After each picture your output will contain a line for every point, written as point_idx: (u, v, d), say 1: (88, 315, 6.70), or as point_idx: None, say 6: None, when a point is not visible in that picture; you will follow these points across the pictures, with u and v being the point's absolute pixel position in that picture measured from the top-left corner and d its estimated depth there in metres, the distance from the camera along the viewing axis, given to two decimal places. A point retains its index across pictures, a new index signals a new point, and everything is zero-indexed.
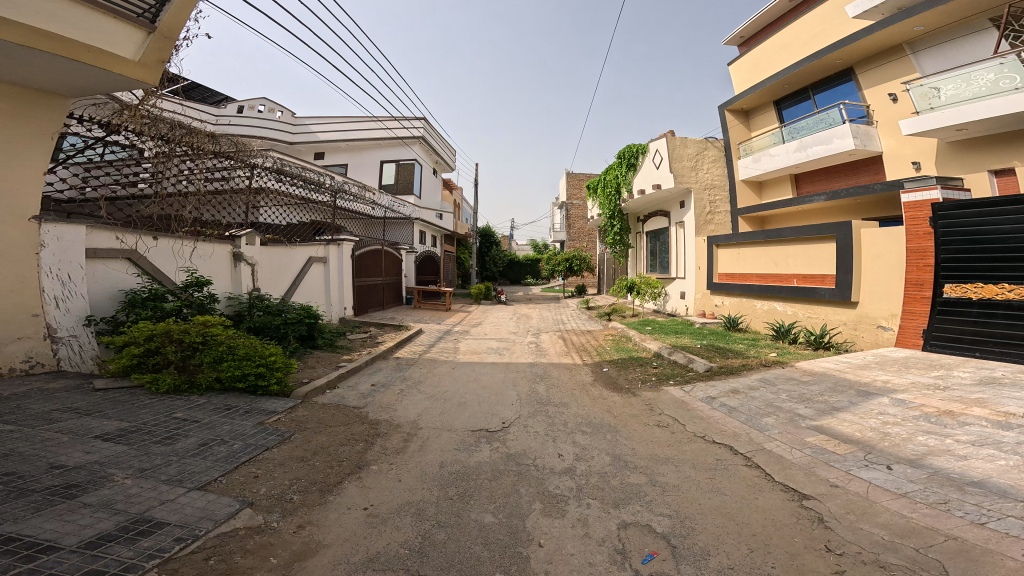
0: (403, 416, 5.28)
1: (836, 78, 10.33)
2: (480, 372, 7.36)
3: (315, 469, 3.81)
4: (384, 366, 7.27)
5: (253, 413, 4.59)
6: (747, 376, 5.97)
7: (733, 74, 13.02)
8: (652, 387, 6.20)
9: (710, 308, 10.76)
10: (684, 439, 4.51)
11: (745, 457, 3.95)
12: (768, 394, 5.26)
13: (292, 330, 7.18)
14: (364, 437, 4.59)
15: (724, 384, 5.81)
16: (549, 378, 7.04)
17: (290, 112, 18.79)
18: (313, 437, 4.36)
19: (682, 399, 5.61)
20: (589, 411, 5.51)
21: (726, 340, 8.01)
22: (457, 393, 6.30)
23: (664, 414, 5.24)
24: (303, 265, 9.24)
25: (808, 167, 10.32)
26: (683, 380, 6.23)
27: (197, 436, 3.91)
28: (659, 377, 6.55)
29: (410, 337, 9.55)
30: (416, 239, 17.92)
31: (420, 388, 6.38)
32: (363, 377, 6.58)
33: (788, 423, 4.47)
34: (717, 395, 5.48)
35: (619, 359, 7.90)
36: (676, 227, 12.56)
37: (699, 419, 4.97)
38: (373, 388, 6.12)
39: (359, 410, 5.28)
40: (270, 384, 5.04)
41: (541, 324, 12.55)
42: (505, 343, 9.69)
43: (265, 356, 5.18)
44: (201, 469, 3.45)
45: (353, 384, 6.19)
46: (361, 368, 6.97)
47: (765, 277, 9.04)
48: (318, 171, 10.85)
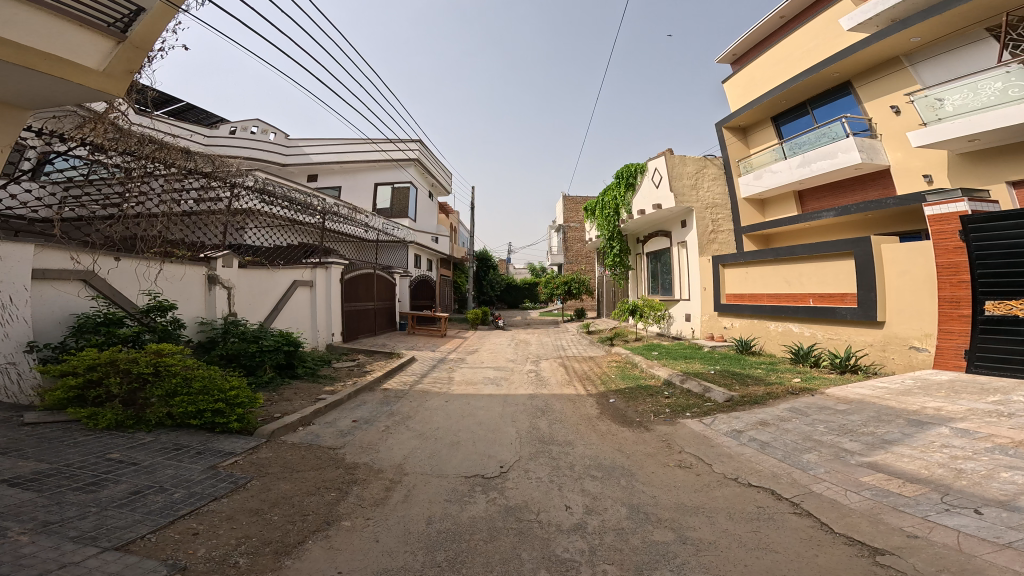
0: (386, 459, 4.60)
1: (834, 92, 10.33)
2: (476, 406, 6.68)
3: (272, 524, 3.11)
4: (369, 399, 6.59)
5: (206, 454, 3.92)
6: (773, 406, 5.34)
7: (727, 91, 13.14)
8: (667, 421, 5.55)
9: (719, 330, 10.20)
10: (713, 483, 3.85)
11: (791, 504, 3.30)
12: (803, 426, 4.64)
13: (268, 358, 6.63)
14: (338, 483, 3.89)
15: (749, 415, 5.17)
16: (551, 411, 6.38)
17: (284, 135, 18.74)
18: (274, 485, 3.67)
19: (703, 434, 4.96)
20: (599, 451, 4.83)
21: (741, 364, 7.43)
22: (450, 430, 5.61)
23: (686, 452, 4.58)
24: (287, 289, 8.70)
25: (813, 183, 10.10)
26: (701, 412, 5.59)
27: (130, 481, 3.23)
28: (673, 409, 5.90)
29: (400, 366, 8.88)
30: (410, 263, 17.51)
31: (408, 425, 5.69)
32: (344, 412, 5.88)
33: (835, 461, 3.85)
34: (744, 429, 4.84)
35: (626, 389, 7.25)
36: (678, 247, 12.19)
37: (727, 457, 4.31)
38: (354, 424, 5.45)
39: (336, 451, 4.60)
40: (230, 421, 4.38)
41: (540, 350, 11.90)
42: (503, 371, 9.04)
43: (227, 389, 4.54)
44: (125, 523, 2.76)
45: (332, 419, 5.51)
46: (343, 401, 6.29)
47: (777, 297, 8.57)
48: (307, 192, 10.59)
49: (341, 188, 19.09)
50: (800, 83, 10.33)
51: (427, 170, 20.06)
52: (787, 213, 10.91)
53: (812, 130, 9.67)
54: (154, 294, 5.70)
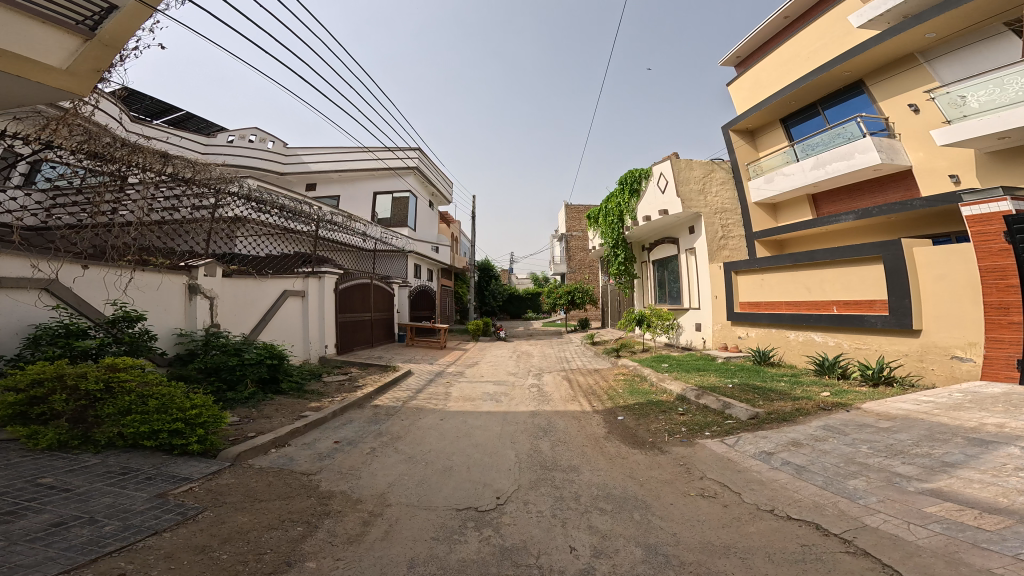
0: (367, 486, 4.08)
1: (846, 92, 9.95)
2: (473, 424, 6.16)
3: (219, 564, 2.59)
4: (356, 417, 6.08)
5: (156, 480, 3.43)
6: (804, 423, 4.78)
7: (732, 94, 12.80)
8: (684, 442, 4.99)
9: (733, 340, 9.64)
10: (745, 516, 3.30)
11: (843, 541, 2.77)
12: (842, 447, 4.08)
13: (250, 373, 6.17)
14: (307, 516, 3.38)
15: (777, 435, 4.62)
16: (555, 430, 5.84)
17: (282, 143, 18.64)
18: (230, 517, 3.16)
19: (726, 457, 4.41)
20: (610, 478, 4.29)
21: (761, 377, 6.86)
22: (444, 453, 5.08)
23: (708, 478, 4.04)
24: (276, 299, 8.31)
25: (828, 186, 9.64)
26: (722, 431, 5.03)
27: (55, 511, 2.75)
28: (690, 427, 5.34)
29: (394, 380, 8.37)
30: (410, 273, 17.15)
31: (398, 446, 5.18)
32: (326, 431, 5.38)
33: (888, 488, 3.31)
34: (774, 450, 4.29)
35: (636, 405, 6.68)
36: (686, 254, 11.71)
37: (758, 484, 3.77)
38: (336, 446, 4.94)
39: (311, 477, 4.09)
40: (189, 443, 3.90)
41: (543, 363, 11.35)
42: (503, 386, 8.51)
43: (188, 407, 4.08)
44: (31, 563, 2.28)
45: (311, 440, 5.01)
46: (327, 420, 5.79)
47: (796, 305, 8.03)
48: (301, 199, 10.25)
49: (339, 197, 18.89)
50: (809, 82, 9.96)
51: (427, 179, 19.84)
52: (802, 218, 10.42)
53: (825, 131, 9.26)
54: (121, 303, 5.24)
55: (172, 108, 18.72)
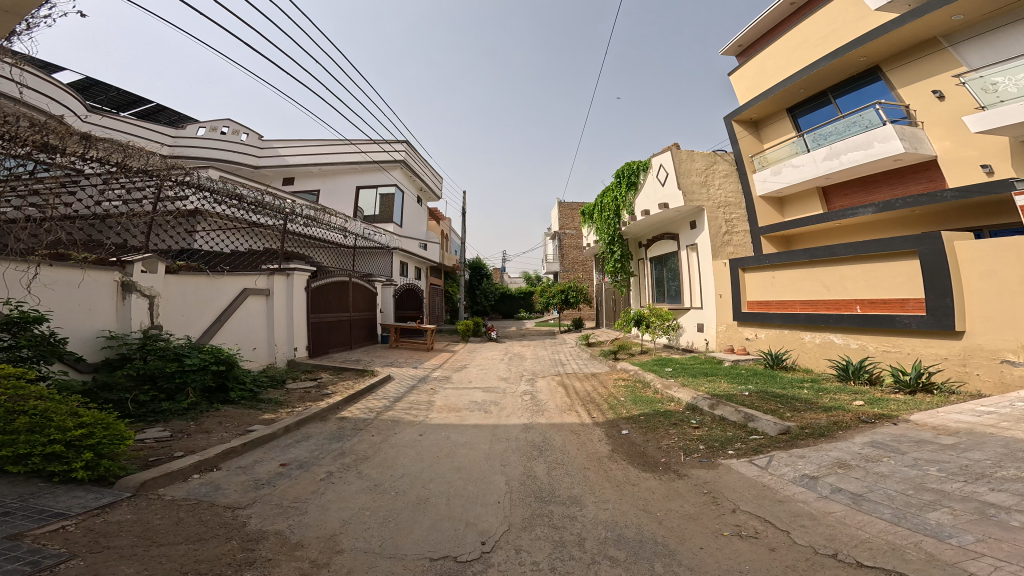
0: (314, 525, 3.25)
1: (860, 79, 9.42)
2: (459, 440, 5.36)
3: None
4: (317, 432, 5.23)
5: (14, 518, 2.61)
6: (848, 439, 4.10)
7: (734, 84, 12.15)
8: (704, 463, 4.26)
9: (740, 342, 8.99)
10: (802, 563, 2.56)
11: None
12: (905, 470, 3.41)
13: (191, 381, 5.52)
14: (220, 568, 2.55)
15: (817, 454, 3.93)
16: (554, 448, 5.09)
17: (257, 135, 17.55)
18: (108, 569, 2.38)
19: (759, 482, 3.70)
20: (625, 512, 3.54)
21: (778, 383, 6.18)
22: (422, 479, 4.28)
23: (742, 511, 3.31)
24: (233, 299, 7.57)
25: (840, 178, 9.08)
26: (748, 450, 4.32)
27: None
28: (709, 444, 4.62)
29: (371, 387, 7.50)
30: (394, 270, 16.27)
31: (369, 470, 4.37)
32: (274, 452, 4.52)
33: (984, 523, 2.64)
34: (821, 475, 3.59)
35: (642, 416, 5.94)
36: (687, 251, 11.04)
37: (809, 519, 3.05)
38: (281, 470, 4.11)
39: (237, 512, 3.25)
40: (70, 468, 3.03)
41: (536, 366, 10.58)
42: (492, 393, 7.71)
43: (78, 423, 3.23)
44: None
45: (251, 463, 4.17)
46: (278, 437, 4.94)
47: (813, 304, 7.43)
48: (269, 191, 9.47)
49: (319, 191, 17.88)
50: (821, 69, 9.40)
51: (414, 173, 18.95)
52: (812, 212, 9.81)
53: (837, 119, 8.74)
54: (17, 303, 4.47)
55: (140, 99, 17.56)
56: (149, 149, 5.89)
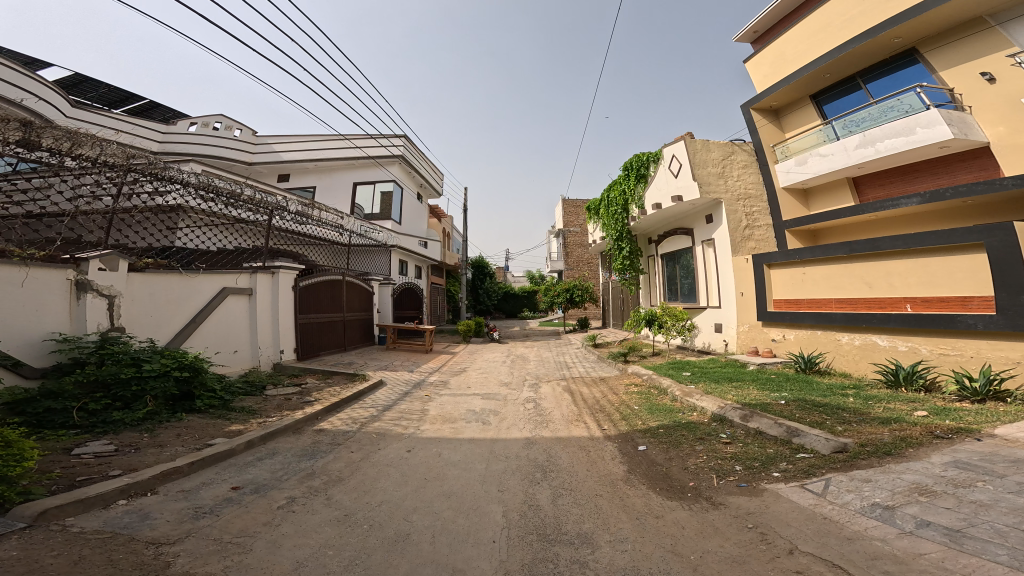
0: (260, 567, 2.60)
1: (895, 62, 8.68)
2: (457, 457, 4.72)
3: None
4: (286, 447, 4.59)
5: None
6: (924, 460, 3.43)
7: (750, 71, 11.29)
8: (744, 489, 3.55)
9: (765, 344, 8.24)
10: None
11: None
12: (1013, 502, 2.74)
13: (151, 388, 4.88)
14: None
15: (887, 478, 3.26)
16: (562, 468, 4.44)
17: (251, 131, 17.07)
18: None
19: (818, 514, 3.02)
20: (657, 551, 2.89)
21: (816, 391, 5.48)
22: (410, 507, 3.64)
23: (802, 552, 2.62)
24: (210, 299, 6.98)
25: (874, 167, 8.31)
26: (797, 472, 3.62)
27: None
28: (747, 465, 3.90)
29: (360, 394, 6.88)
30: (393, 270, 15.66)
31: (349, 494, 3.74)
32: (229, 473, 3.86)
33: None
34: (899, 505, 2.92)
35: (662, 429, 5.22)
36: (702, 246, 10.28)
37: (894, 564, 2.38)
38: (230, 495, 3.46)
39: (161, 550, 2.60)
40: None
41: (540, 369, 9.91)
42: (493, 400, 7.06)
43: None
44: None
45: (195, 486, 3.53)
46: (239, 454, 4.30)
47: (853, 304, 6.72)
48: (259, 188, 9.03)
49: (315, 188, 17.33)
50: (852, 49, 8.63)
51: (413, 169, 18.32)
52: (843, 204, 8.98)
53: (871, 104, 8.03)
54: None
55: (132, 96, 17.16)
56: (103, 137, 5.50)
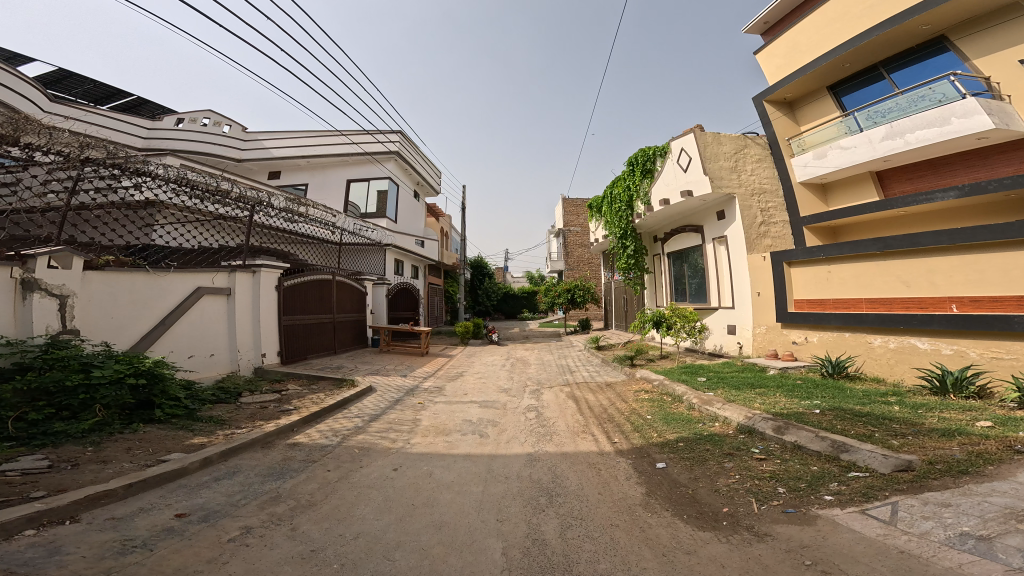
0: None
1: (920, 52, 8.27)
2: (454, 477, 4.16)
3: None
4: (251, 464, 4.01)
5: None
6: (1011, 479, 2.88)
7: (761, 62, 10.72)
8: (791, 515, 3.01)
9: (786, 348, 7.72)
10: None
11: None
12: None
13: (102, 396, 4.29)
14: None
15: (971, 502, 2.72)
16: (571, 491, 3.87)
17: (241, 127, 16.53)
18: None
19: (887, 546, 2.48)
20: None
21: (851, 399, 4.95)
22: (392, 541, 3.05)
23: None
24: (182, 300, 6.41)
25: (901, 160, 7.78)
26: (854, 495, 3.08)
27: None
28: (791, 486, 3.38)
29: (347, 401, 6.31)
30: (388, 269, 15.10)
31: (319, 524, 3.15)
32: (177, 496, 3.29)
33: None
34: (998, 535, 2.37)
35: (682, 442, 4.66)
36: (713, 244, 9.75)
37: None
38: (171, 524, 2.89)
39: None
40: None
41: (542, 374, 9.35)
42: (492, 409, 6.51)
43: None
44: None
45: (130, 513, 2.96)
46: (193, 473, 3.72)
47: (888, 305, 6.26)
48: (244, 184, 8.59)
49: (308, 186, 16.76)
50: (875, 35, 8.14)
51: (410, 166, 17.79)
52: (866, 199, 8.42)
53: (897, 94, 7.58)
54: None
55: (120, 93, 16.66)
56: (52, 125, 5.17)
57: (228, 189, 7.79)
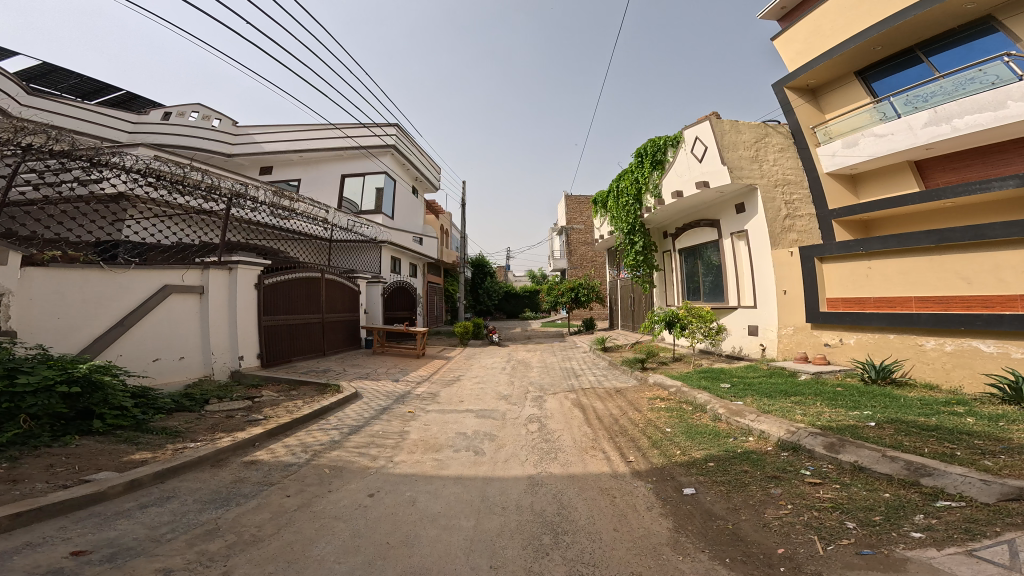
0: None
1: (961, 34, 7.64)
2: (447, 504, 3.51)
3: None
4: (194, 488, 3.35)
5: None
6: None
7: (780, 47, 9.83)
8: (870, 559, 2.37)
9: (817, 351, 7.05)
10: None
11: None
12: None
13: (28, 405, 3.64)
14: None
15: None
16: (583, 523, 3.20)
17: (231, 121, 15.95)
18: None
19: None
20: None
21: (908, 409, 4.28)
22: None
23: None
24: (143, 300, 5.74)
25: (944, 148, 7.09)
26: (953, 531, 2.46)
27: None
28: (862, 520, 2.74)
29: (328, 410, 5.67)
30: (384, 266, 14.45)
31: (264, 567, 2.48)
32: (85, 528, 2.62)
33: None
34: None
35: (712, 462, 3.97)
36: (731, 239, 9.05)
37: None
38: (60, 566, 2.23)
39: None
40: None
41: (546, 378, 8.70)
42: (492, 419, 5.86)
43: None
44: None
45: (11, 551, 2.31)
46: (115, 499, 3.05)
47: (945, 304, 5.66)
48: (224, 176, 7.95)
49: (300, 181, 16.15)
50: (914, 14, 7.45)
51: (407, 160, 17.16)
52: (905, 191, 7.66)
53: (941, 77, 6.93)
54: None
55: (107, 86, 16.09)
56: None
57: (205, 181, 7.14)
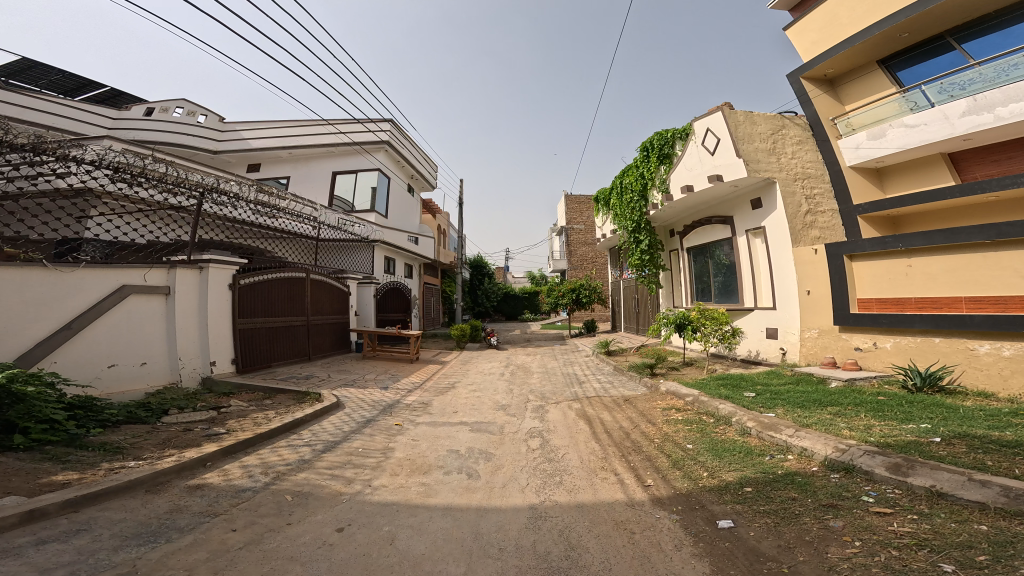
0: None
1: (996, 18, 7.12)
2: (430, 543, 2.88)
3: None
4: (117, 520, 2.73)
5: None
6: None
7: (793, 38, 9.29)
8: None
9: (846, 357, 6.47)
10: None
11: None
12: None
13: None
14: None
15: None
16: (598, 566, 2.59)
17: (217, 117, 15.39)
18: None
19: None
20: None
21: (971, 420, 3.68)
22: None
23: None
24: (94, 300, 5.11)
25: (983, 138, 6.53)
26: None
27: None
28: (963, 562, 2.12)
29: (303, 424, 5.03)
30: (377, 266, 13.79)
31: None
32: None
33: None
34: None
35: (749, 487, 3.35)
36: (746, 236, 8.48)
37: None
38: None
39: None
40: None
41: (548, 384, 8.08)
42: (489, 432, 5.24)
43: None
44: None
45: None
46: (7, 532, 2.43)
47: (998, 304, 5.20)
48: (196, 170, 7.34)
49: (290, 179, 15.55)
50: None
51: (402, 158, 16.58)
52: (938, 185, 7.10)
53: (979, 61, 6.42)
54: None
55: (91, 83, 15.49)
56: None
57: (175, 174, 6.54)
